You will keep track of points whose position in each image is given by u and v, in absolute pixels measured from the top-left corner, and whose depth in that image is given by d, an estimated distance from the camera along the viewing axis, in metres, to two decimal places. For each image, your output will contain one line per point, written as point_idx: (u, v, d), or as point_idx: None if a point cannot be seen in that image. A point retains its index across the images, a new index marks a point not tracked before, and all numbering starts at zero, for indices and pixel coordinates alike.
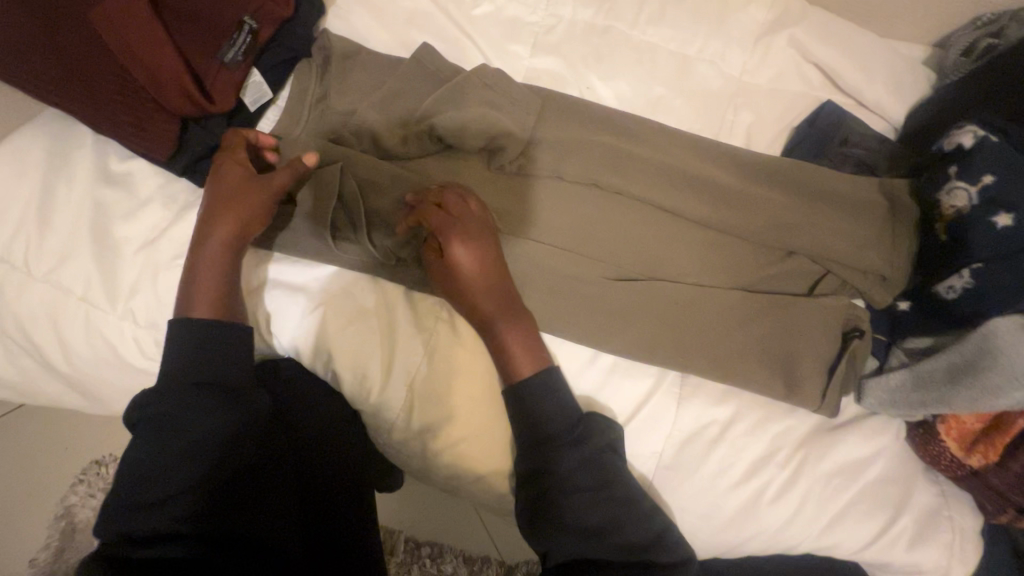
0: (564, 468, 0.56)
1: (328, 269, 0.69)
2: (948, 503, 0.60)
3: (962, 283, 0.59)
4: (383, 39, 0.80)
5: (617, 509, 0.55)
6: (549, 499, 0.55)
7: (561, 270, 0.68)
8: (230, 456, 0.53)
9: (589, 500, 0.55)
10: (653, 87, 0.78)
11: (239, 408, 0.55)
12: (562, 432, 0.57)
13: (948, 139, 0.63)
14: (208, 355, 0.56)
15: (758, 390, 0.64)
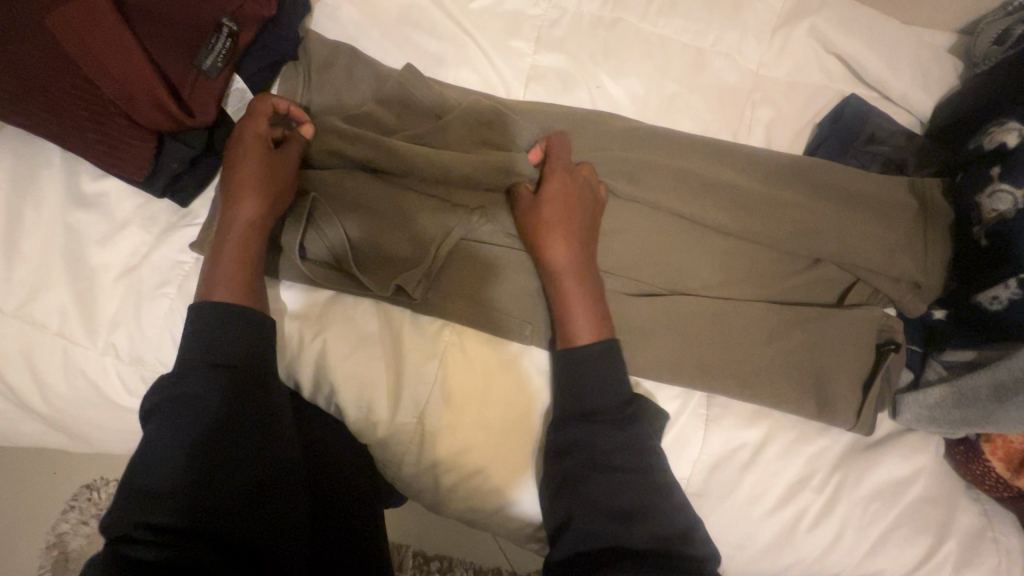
0: (600, 447, 0.52)
1: (326, 293, 0.64)
2: (992, 523, 0.57)
3: (1009, 294, 0.56)
4: (373, 37, 0.74)
5: (649, 495, 0.50)
6: (575, 475, 0.52)
7: None
8: (248, 448, 0.51)
9: (617, 483, 0.50)
10: (667, 83, 0.73)
11: (255, 396, 0.53)
12: (604, 409, 0.53)
13: (991, 138, 0.60)
14: (226, 336, 0.54)
15: (791, 409, 0.60)
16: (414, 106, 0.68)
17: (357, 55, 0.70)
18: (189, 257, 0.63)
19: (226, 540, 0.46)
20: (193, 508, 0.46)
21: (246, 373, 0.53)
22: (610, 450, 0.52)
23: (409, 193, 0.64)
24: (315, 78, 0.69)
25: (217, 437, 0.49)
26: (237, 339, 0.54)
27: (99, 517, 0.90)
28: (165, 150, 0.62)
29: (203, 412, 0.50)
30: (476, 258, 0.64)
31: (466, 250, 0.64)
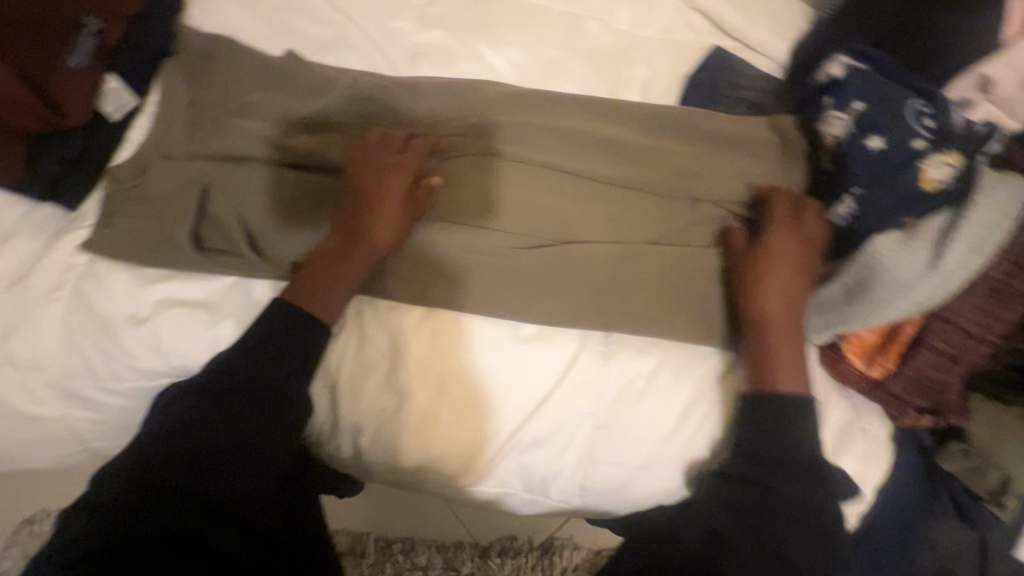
0: (805, 450, 0.58)
1: (221, 284, 0.63)
2: (861, 415, 0.63)
3: (848, 209, 0.61)
4: (253, 27, 0.75)
5: (783, 511, 0.56)
6: (764, 476, 0.58)
7: (471, 246, 0.66)
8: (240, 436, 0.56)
9: (787, 496, 0.56)
10: (546, 50, 0.77)
11: (263, 398, 0.57)
12: (784, 423, 0.58)
13: (823, 71, 0.65)
14: (261, 346, 0.59)
15: (786, 365, 0.60)
16: (304, 92, 0.70)
17: (238, 46, 0.71)
18: (82, 258, 0.63)
19: (166, 515, 0.52)
20: (156, 496, 0.52)
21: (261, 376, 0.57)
22: (787, 458, 0.58)
23: (304, 175, 0.66)
24: (198, 71, 0.70)
25: (200, 436, 0.55)
26: (261, 345, 0.59)
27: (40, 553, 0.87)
28: (41, 153, 0.63)
29: (203, 411, 0.56)
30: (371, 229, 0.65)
31: None
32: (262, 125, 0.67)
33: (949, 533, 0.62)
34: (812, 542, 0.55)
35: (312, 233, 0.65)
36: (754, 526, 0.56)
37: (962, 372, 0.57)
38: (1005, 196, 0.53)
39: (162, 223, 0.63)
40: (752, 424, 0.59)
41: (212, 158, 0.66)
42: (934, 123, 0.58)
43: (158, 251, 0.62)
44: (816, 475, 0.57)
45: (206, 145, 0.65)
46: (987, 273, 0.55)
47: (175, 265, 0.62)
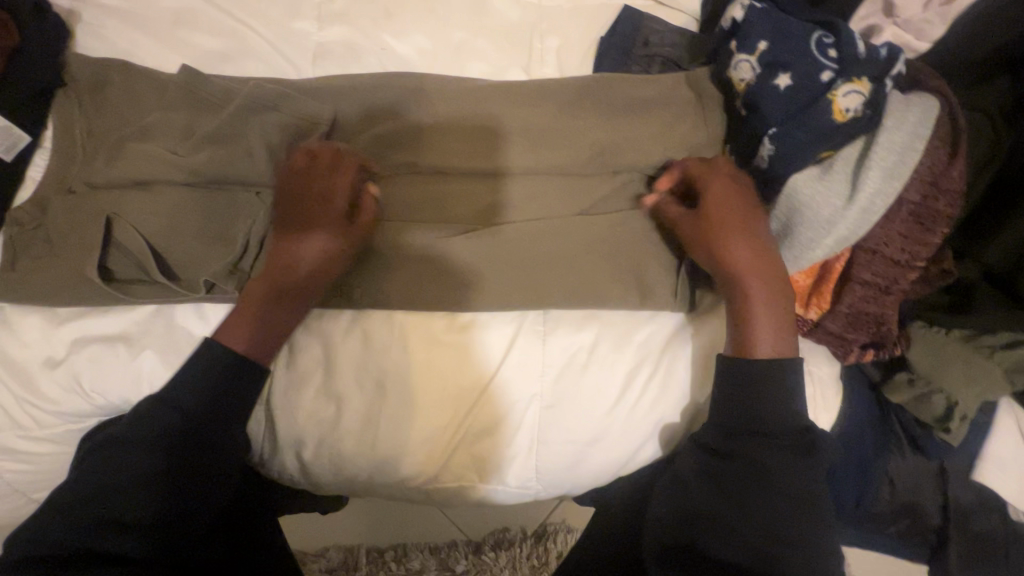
0: (788, 456, 0.54)
1: (144, 313, 0.62)
2: (806, 358, 0.62)
3: (767, 151, 0.58)
4: (146, 46, 0.72)
5: (767, 521, 0.53)
6: (745, 479, 0.54)
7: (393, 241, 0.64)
8: (183, 480, 0.55)
9: (767, 501, 0.53)
10: (452, 32, 0.75)
11: (206, 440, 0.57)
12: (777, 429, 0.55)
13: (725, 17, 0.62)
14: (208, 394, 0.57)
15: (762, 325, 0.56)
16: (201, 105, 0.67)
17: (129, 67, 0.68)
18: None
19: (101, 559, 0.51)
20: (151, 542, 0.53)
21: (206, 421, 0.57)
22: (775, 464, 0.54)
23: (215, 192, 0.64)
24: (89, 100, 0.67)
25: (169, 476, 0.55)
26: (209, 391, 0.57)
27: None
28: None
29: (143, 456, 0.55)
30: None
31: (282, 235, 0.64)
32: (163, 145, 0.64)
33: (908, 465, 0.61)
34: (798, 511, 0.53)
35: (226, 251, 0.62)
36: (737, 497, 0.54)
37: (897, 301, 0.56)
38: (914, 115, 0.52)
39: (65, 258, 0.60)
40: (730, 394, 0.57)
41: (114, 184, 0.63)
42: (839, 51, 0.55)
43: (67, 288, 0.60)
44: (804, 443, 0.55)
45: (105, 172, 0.62)
46: (906, 196, 0.52)
47: (85, 300, 0.60)
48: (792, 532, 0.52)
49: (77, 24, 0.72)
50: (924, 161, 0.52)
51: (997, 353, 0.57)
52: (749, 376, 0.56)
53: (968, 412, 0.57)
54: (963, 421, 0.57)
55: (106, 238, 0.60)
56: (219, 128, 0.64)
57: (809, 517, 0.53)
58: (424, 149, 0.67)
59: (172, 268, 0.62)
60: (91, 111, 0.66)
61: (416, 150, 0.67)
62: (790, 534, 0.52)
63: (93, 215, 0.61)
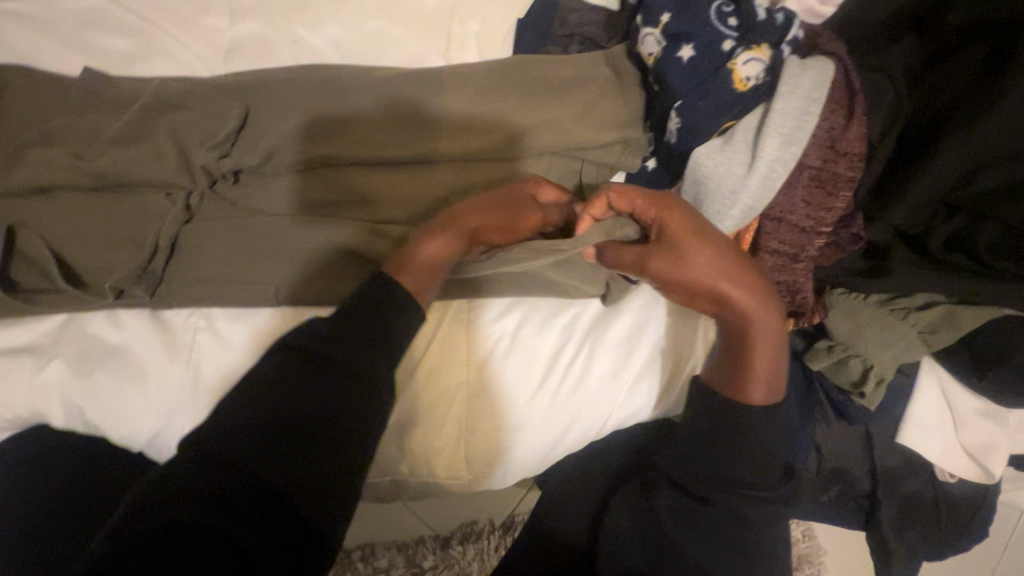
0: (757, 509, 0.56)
1: (56, 322, 0.61)
2: None
3: (675, 125, 0.57)
4: (49, 51, 0.70)
5: (734, 561, 0.54)
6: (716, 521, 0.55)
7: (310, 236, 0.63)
8: (172, 519, 0.41)
9: (736, 546, 0.54)
10: (368, 21, 0.74)
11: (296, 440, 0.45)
12: (754, 481, 0.56)
13: None
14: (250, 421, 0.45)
15: (756, 377, 0.55)
16: (109, 109, 0.65)
17: (28, 72, 0.66)
18: None
19: None
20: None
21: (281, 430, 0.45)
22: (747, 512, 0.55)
23: (125, 196, 0.63)
24: None
25: (175, 515, 0.41)
26: (261, 414, 0.46)
27: None
28: None
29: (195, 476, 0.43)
30: (207, 236, 0.63)
31: (198, 235, 0.63)
32: (65, 150, 0.62)
33: (833, 432, 0.62)
34: (753, 549, 0.55)
35: (134, 256, 0.61)
36: (701, 534, 0.55)
37: (807, 268, 0.56)
38: (808, 82, 0.52)
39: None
40: (726, 442, 0.56)
41: (13, 192, 0.61)
42: (739, 20, 0.55)
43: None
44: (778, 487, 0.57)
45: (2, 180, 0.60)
46: (806, 161, 0.52)
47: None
48: (746, 569, 0.53)
49: None
50: (822, 126, 0.52)
51: (912, 315, 0.57)
52: (743, 425, 0.55)
53: (883, 375, 0.57)
54: (879, 385, 0.58)
55: (10, 246, 0.58)
56: (123, 129, 0.62)
57: (762, 554, 0.55)
58: (338, 141, 0.65)
59: (80, 276, 0.60)
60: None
61: (332, 143, 0.65)
62: (744, 569, 0.53)
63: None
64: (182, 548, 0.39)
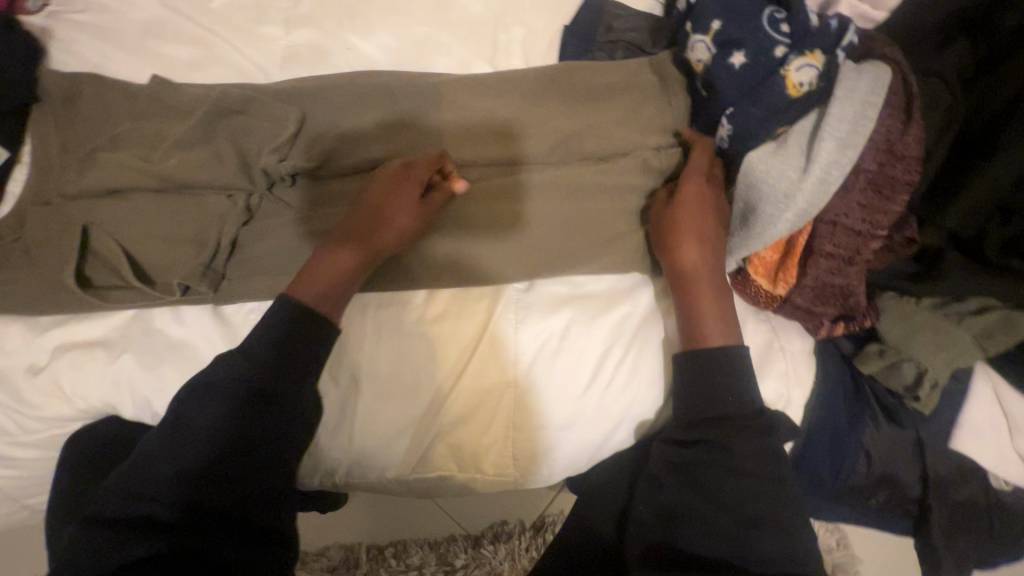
0: (742, 445, 0.55)
1: (122, 318, 0.64)
2: (778, 334, 0.62)
3: (726, 131, 0.59)
4: (117, 59, 0.73)
5: (744, 505, 0.53)
6: (710, 459, 0.55)
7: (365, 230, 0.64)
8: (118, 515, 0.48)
9: (746, 488, 0.53)
10: (417, 29, 0.76)
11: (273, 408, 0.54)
12: (739, 417, 0.56)
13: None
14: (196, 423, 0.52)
15: (711, 315, 0.58)
16: (170, 114, 0.68)
17: (100, 80, 0.69)
18: None
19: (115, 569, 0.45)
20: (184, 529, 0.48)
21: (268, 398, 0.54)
22: (746, 456, 0.54)
23: (187, 197, 0.65)
24: (63, 114, 0.68)
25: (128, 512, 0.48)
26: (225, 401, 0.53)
27: None
28: None
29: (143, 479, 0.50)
30: (265, 234, 0.65)
31: (257, 233, 0.66)
32: (133, 154, 0.65)
33: (882, 436, 0.61)
34: (767, 497, 0.53)
35: (198, 253, 0.63)
36: (703, 484, 0.54)
37: (861, 272, 0.55)
38: (865, 85, 0.51)
39: (43, 265, 0.61)
40: (698, 383, 0.57)
41: (88, 195, 0.64)
42: (791, 26, 0.56)
43: (45, 298, 0.61)
44: (758, 422, 0.56)
45: (78, 183, 0.64)
46: (862, 165, 0.52)
47: (64, 306, 0.62)
48: (773, 518, 0.52)
49: (50, 41, 0.73)
50: (879, 129, 0.52)
51: (967, 319, 0.56)
52: (709, 369, 0.57)
53: (938, 380, 0.57)
54: (933, 389, 0.57)
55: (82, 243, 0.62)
56: (187, 134, 0.65)
57: (783, 500, 0.53)
58: (392, 145, 0.68)
59: (147, 273, 0.63)
60: (64, 125, 0.68)
61: (386, 146, 0.68)
62: (767, 519, 0.52)
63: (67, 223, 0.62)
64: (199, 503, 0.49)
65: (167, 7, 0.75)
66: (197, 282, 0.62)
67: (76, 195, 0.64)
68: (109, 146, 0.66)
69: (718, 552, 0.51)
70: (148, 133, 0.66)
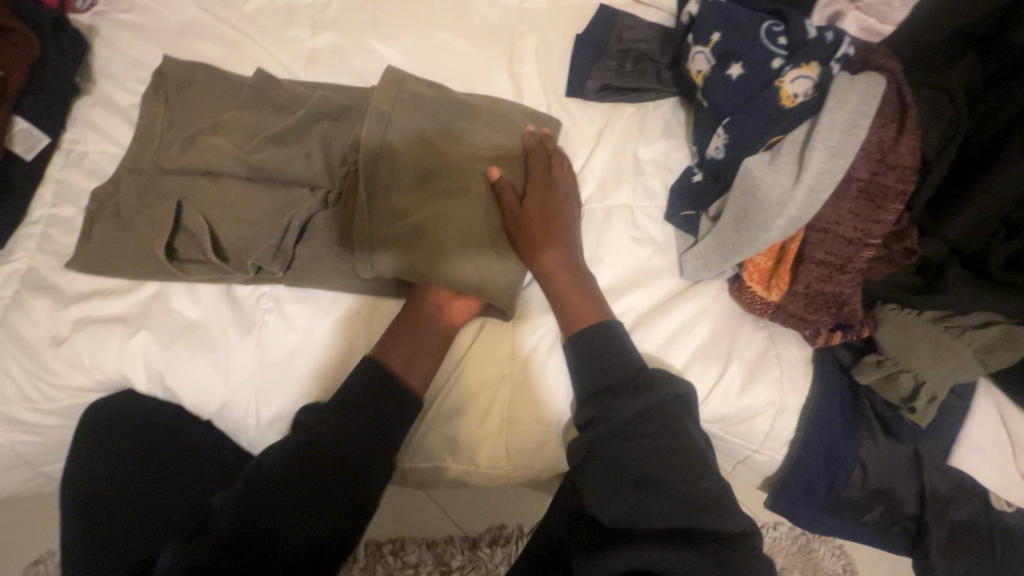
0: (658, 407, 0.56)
1: (142, 296, 0.67)
2: (775, 341, 0.63)
3: (722, 142, 0.62)
4: (154, 56, 0.78)
5: (672, 465, 0.53)
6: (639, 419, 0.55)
7: (395, 235, 0.65)
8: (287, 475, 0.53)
9: (666, 453, 0.53)
10: (435, 34, 0.79)
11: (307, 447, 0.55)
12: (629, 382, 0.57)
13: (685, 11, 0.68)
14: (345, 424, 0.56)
15: (584, 299, 0.63)
16: (202, 110, 0.73)
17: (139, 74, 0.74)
18: (9, 291, 0.66)
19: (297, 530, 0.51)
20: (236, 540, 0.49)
21: (334, 430, 0.56)
22: (665, 427, 0.55)
23: (211, 186, 0.68)
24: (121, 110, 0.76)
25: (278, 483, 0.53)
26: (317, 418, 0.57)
27: None
28: None
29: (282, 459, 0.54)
30: (330, 228, 0.67)
31: (280, 217, 0.67)
32: (177, 146, 0.69)
33: (880, 450, 0.61)
34: (675, 458, 0.53)
35: (228, 232, 0.66)
36: (608, 463, 0.54)
37: (855, 280, 0.56)
38: (855, 96, 0.52)
39: (127, 242, 0.66)
40: (584, 367, 0.59)
41: (178, 173, 0.68)
42: (788, 38, 0.58)
43: (97, 270, 0.66)
44: (640, 380, 0.57)
45: (177, 160, 0.68)
46: (854, 173, 0.53)
47: (140, 278, 0.66)
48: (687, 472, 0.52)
49: (96, 39, 0.79)
50: (872, 139, 0.52)
51: (966, 334, 0.56)
52: (597, 348, 0.59)
53: (935, 394, 0.56)
54: (930, 403, 0.57)
55: (124, 225, 0.67)
56: (233, 132, 0.70)
57: (689, 460, 0.53)
58: (429, 151, 0.68)
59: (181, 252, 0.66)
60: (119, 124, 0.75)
61: (425, 151, 0.68)
62: (663, 479, 0.52)
63: (115, 208, 0.68)
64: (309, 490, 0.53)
65: (203, 10, 0.81)
66: (269, 262, 0.64)
67: (118, 184, 0.69)
68: (153, 138, 0.72)
69: (618, 522, 0.52)
70: (186, 126, 0.72)
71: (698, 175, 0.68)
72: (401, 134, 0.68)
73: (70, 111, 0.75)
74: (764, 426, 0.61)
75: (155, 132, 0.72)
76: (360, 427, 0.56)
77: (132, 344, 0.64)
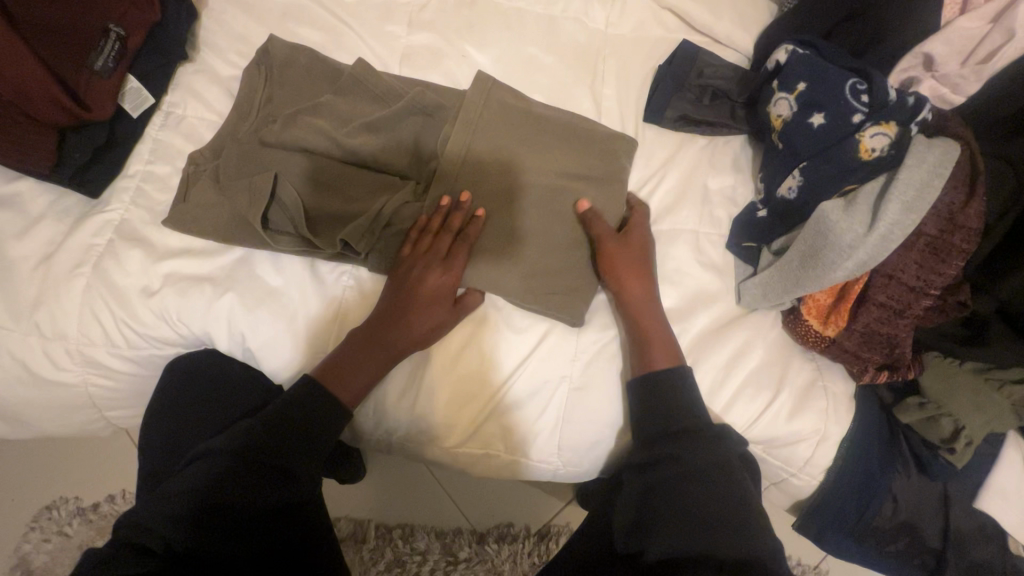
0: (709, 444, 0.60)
1: (230, 260, 0.70)
2: (823, 374, 0.67)
3: (797, 182, 0.67)
4: (256, 34, 0.82)
5: (732, 499, 0.57)
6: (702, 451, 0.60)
7: (491, 237, 0.69)
8: (266, 458, 0.60)
9: (716, 491, 0.57)
10: (525, 47, 0.84)
11: (276, 437, 0.62)
12: (689, 426, 0.62)
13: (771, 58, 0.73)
14: (300, 417, 0.63)
15: (656, 344, 0.65)
16: (302, 89, 0.76)
17: None
18: (102, 239, 0.69)
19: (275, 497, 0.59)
20: (219, 509, 0.56)
21: (289, 427, 0.62)
22: (709, 464, 0.59)
23: (306, 164, 0.71)
24: (220, 80, 0.79)
25: (254, 466, 0.59)
26: (283, 411, 0.63)
27: (60, 534, 0.94)
28: (69, 143, 0.69)
29: (255, 444, 0.61)
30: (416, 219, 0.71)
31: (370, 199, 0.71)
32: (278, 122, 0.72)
33: (910, 486, 0.66)
34: (711, 495, 0.57)
35: (318, 211, 0.69)
36: (670, 491, 0.58)
37: (909, 325, 0.61)
38: (932, 157, 0.57)
39: (222, 207, 0.69)
40: (646, 404, 0.63)
41: (275, 147, 0.72)
42: (870, 97, 0.63)
43: (192, 232, 0.69)
44: (693, 430, 0.61)
45: (279, 134, 0.71)
46: (923, 229, 0.58)
47: (230, 243, 0.69)
48: (708, 512, 0.56)
49: (204, 10, 0.82)
50: (944, 200, 0.57)
51: (1006, 387, 0.61)
52: (656, 388, 0.63)
53: (973, 438, 0.62)
54: (968, 445, 0.62)
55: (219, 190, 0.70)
56: (329, 114, 0.73)
57: (721, 507, 0.56)
58: (520, 157, 0.72)
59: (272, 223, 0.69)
60: (218, 93, 0.78)
61: (513, 156, 0.72)
62: (711, 514, 0.56)
63: (211, 174, 0.71)
64: (236, 485, 0.58)
65: None
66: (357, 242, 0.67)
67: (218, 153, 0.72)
68: (253, 110, 0.75)
69: (681, 536, 0.55)
70: (285, 103, 0.75)
71: (762, 207, 0.72)
72: (489, 145, 0.72)
73: (174, 76, 0.78)
74: (805, 453, 0.65)
75: (254, 105, 0.75)
76: (295, 435, 0.62)
77: (218, 305, 0.67)
